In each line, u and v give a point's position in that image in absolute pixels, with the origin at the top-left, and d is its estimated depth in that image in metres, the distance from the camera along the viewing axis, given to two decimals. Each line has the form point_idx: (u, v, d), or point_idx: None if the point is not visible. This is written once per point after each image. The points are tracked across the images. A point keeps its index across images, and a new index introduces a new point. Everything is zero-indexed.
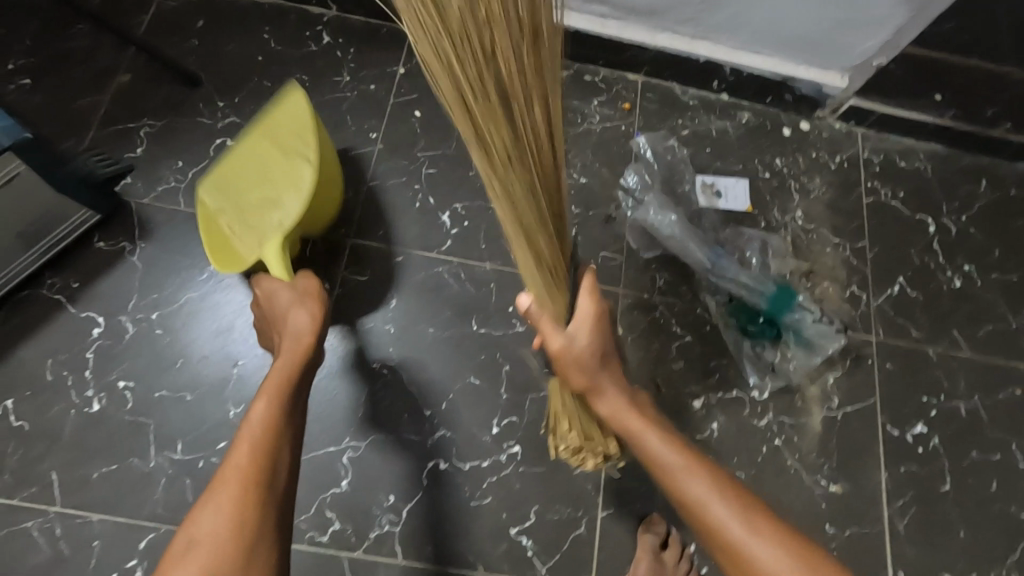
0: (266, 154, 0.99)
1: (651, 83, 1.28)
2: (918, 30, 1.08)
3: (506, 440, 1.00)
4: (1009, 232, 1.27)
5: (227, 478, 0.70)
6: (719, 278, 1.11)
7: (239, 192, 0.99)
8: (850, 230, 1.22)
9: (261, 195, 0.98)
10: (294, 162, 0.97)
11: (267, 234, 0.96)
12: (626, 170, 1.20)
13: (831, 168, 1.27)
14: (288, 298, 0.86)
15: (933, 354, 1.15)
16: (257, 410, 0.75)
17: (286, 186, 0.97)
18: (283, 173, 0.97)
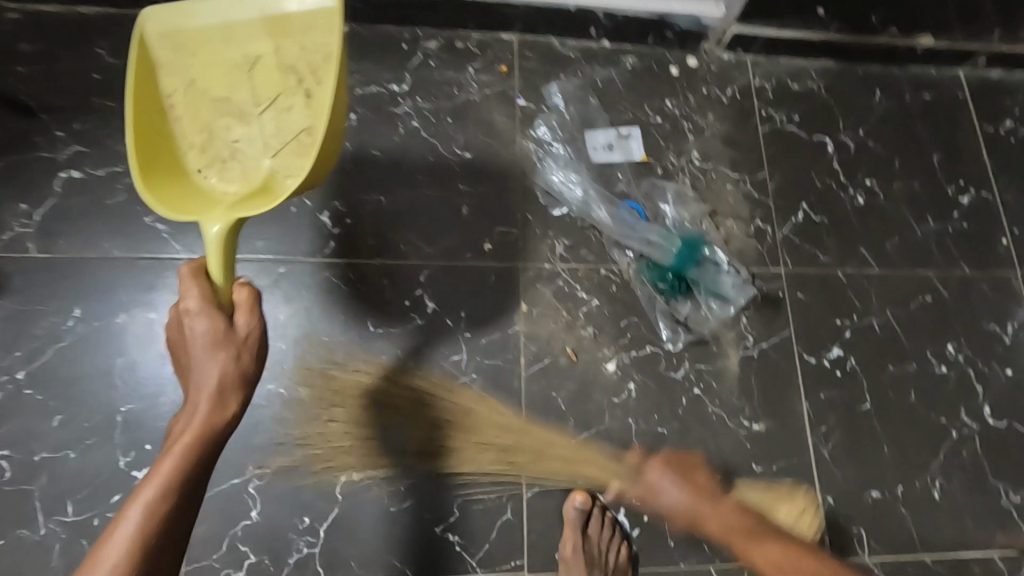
0: (262, 50, 0.79)
1: (527, 40, 1.21)
2: None
3: (420, 439, 0.97)
4: (908, 139, 1.26)
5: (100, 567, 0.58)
6: (623, 241, 1.09)
7: (202, 71, 0.80)
8: (749, 163, 1.20)
9: (235, 97, 0.80)
10: (294, 89, 0.79)
11: (227, 151, 0.80)
12: (535, 121, 1.16)
13: (723, 102, 1.23)
14: (207, 340, 0.68)
15: (843, 276, 1.14)
16: (127, 523, 0.60)
17: (270, 112, 0.80)
18: (272, 92, 0.80)
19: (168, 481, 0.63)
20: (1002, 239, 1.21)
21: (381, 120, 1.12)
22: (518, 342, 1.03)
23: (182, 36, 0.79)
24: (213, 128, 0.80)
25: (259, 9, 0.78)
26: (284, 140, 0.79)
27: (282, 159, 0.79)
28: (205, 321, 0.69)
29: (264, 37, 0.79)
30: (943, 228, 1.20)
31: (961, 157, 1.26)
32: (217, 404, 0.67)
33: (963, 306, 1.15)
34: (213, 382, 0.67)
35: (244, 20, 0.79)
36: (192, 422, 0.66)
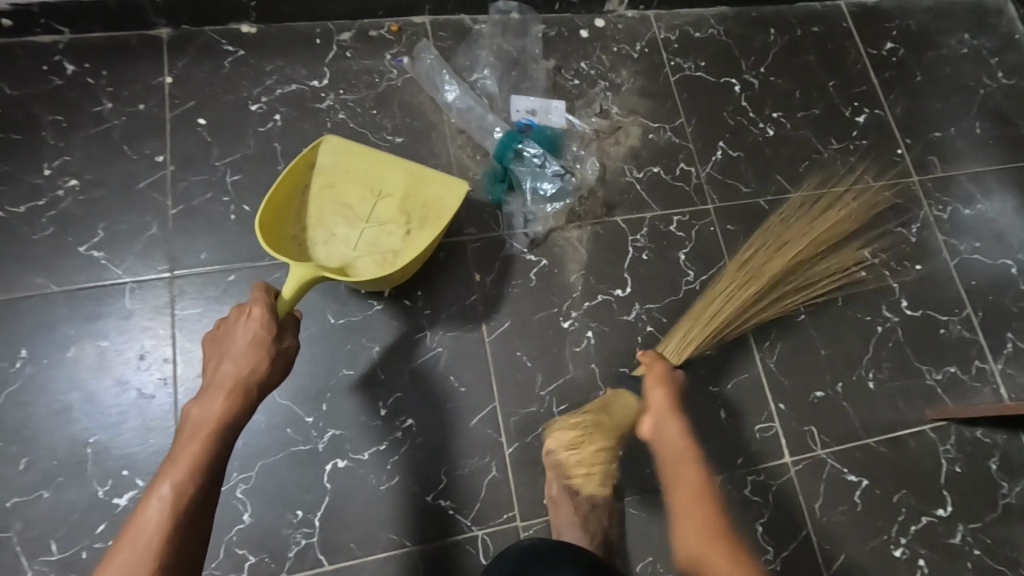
0: (391, 191, 1.01)
1: (439, 21, 1.23)
2: None
3: (398, 416, 1.00)
4: (806, 71, 1.36)
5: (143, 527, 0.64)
6: (538, 179, 1.13)
7: (348, 180, 1.01)
8: (665, 111, 1.27)
9: (353, 208, 1.00)
10: (397, 222, 1.00)
11: (325, 235, 0.99)
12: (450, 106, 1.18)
13: (634, 57, 1.30)
14: (243, 344, 0.80)
15: (765, 203, 1.24)
16: (160, 494, 0.66)
17: (379, 230, 1.00)
18: (384, 217, 1.00)
19: (198, 459, 0.70)
20: (897, 150, 1.34)
21: (306, 118, 1.13)
22: (477, 311, 1.07)
23: (343, 152, 1.00)
24: (328, 219, 1.00)
25: (406, 182, 1.01)
26: (375, 253, 0.99)
27: (365, 258, 0.98)
28: (246, 328, 0.81)
29: (402, 184, 1.01)
30: (845, 147, 1.31)
31: (852, 81, 1.37)
32: (239, 399, 0.76)
33: (872, 215, 1.27)
34: (244, 374, 0.78)
35: (392, 169, 1.01)
36: (214, 410, 0.74)
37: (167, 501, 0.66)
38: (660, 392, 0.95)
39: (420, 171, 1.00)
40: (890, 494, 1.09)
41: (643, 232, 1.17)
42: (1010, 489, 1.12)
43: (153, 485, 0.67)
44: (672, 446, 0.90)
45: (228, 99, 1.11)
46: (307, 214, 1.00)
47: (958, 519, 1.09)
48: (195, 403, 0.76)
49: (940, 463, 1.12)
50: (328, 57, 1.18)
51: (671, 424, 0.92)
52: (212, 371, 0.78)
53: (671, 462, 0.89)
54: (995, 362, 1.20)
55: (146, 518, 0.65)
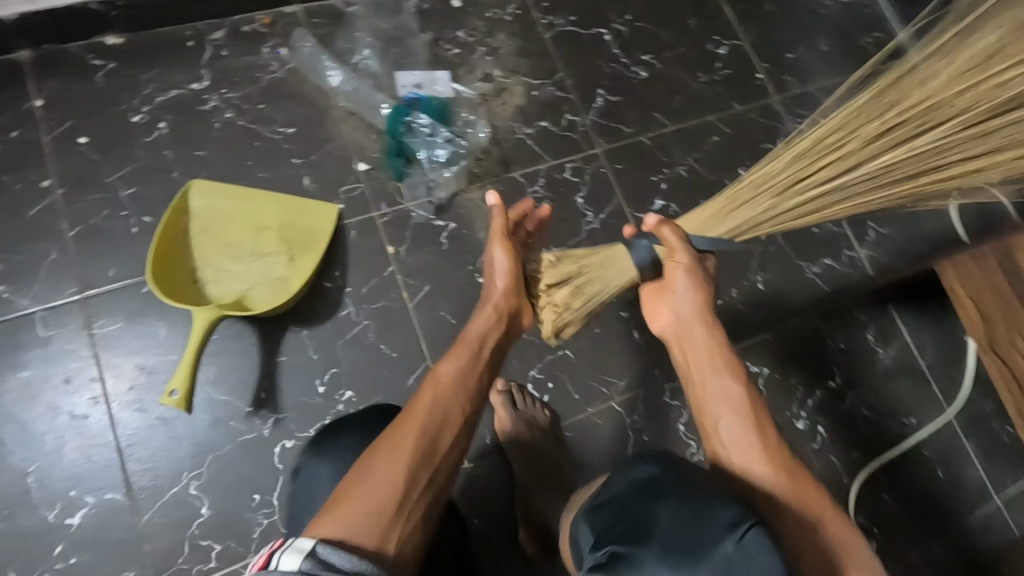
0: (268, 225, 1.09)
1: (311, 7, 1.25)
2: None
3: (337, 390, 1.05)
4: (668, 13, 1.47)
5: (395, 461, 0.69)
6: (433, 148, 1.18)
7: (225, 222, 1.08)
8: (544, 67, 1.34)
9: (234, 245, 1.07)
10: (279, 252, 1.08)
11: (211, 275, 1.05)
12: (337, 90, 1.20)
13: (508, 20, 1.36)
14: (512, 268, 0.88)
15: (647, 140, 1.34)
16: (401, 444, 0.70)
17: (263, 261, 1.07)
18: (266, 249, 1.08)
19: (430, 414, 0.74)
20: (757, 75, 1.47)
21: (193, 121, 1.13)
22: (396, 280, 1.13)
23: (217, 197, 1.09)
24: (211, 259, 1.06)
25: (282, 215, 1.10)
26: (263, 281, 1.06)
27: (257, 288, 1.06)
28: (497, 245, 0.89)
29: (278, 217, 1.10)
30: (711, 79, 1.43)
31: (710, 16, 1.49)
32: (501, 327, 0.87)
33: (743, 136, 1.40)
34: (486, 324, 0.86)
35: (266, 206, 1.10)
36: (445, 373, 0.79)
37: (382, 471, 0.68)
38: (688, 287, 0.78)
39: (294, 205, 1.11)
40: (787, 376, 1.25)
41: (540, 183, 1.25)
42: (886, 353, 1.30)
43: (372, 451, 0.70)
44: (702, 362, 0.80)
45: (106, 117, 1.10)
46: (189, 257, 1.05)
47: (846, 387, 1.26)
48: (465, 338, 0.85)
49: (826, 342, 1.28)
50: (205, 58, 1.17)
51: (704, 327, 0.80)
52: (494, 295, 0.88)
53: (692, 354, 0.80)
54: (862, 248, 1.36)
55: (380, 462, 0.68)
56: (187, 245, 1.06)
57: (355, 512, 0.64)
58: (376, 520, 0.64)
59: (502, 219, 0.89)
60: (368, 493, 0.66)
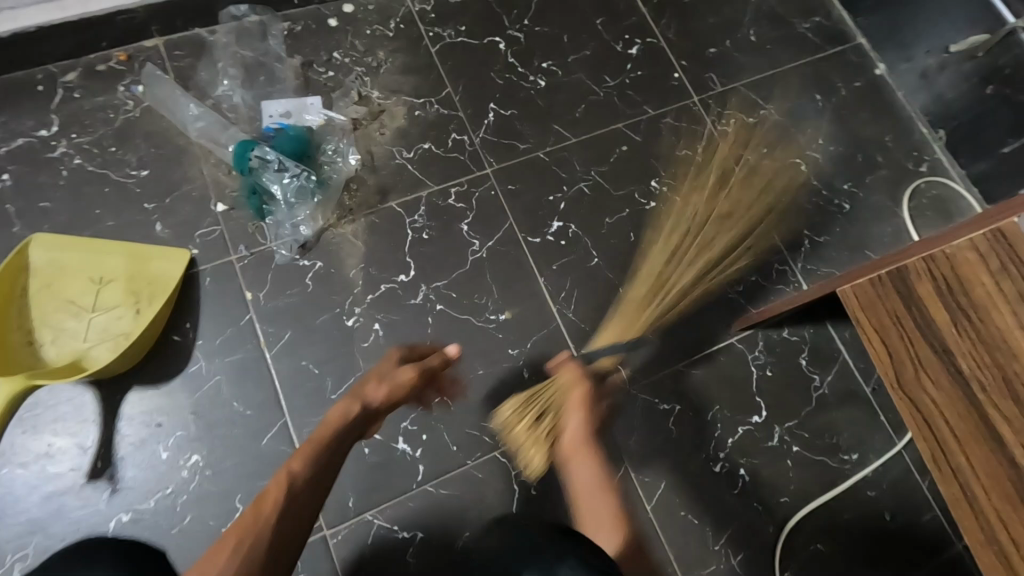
0: (113, 277, 1.03)
1: (171, 40, 1.18)
2: None
3: (181, 455, 0.97)
4: (573, 14, 1.35)
5: (219, 559, 0.69)
6: (289, 184, 1.09)
7: (68, 275, 1.02)
8: (430, 84, 1.24)
9: (77, 300, 1.01)
10: (123, 306, 1.01)
11: (50, 334, 1.00)
12: (193, 125, 1.12)
13: (390, 36, 1.26)
14: (388, 395, 0.89)
15: (544, 155, 1.23)
16: (230, 545, 0.70)
17: (106, 317, 1.01)
18: (110, 303, 1.02)
19: (268, 513, 0.74)
20: (673, 74, 1.33)
21: (39, 171, 1.07)
22: (255, 329, 1.04)
23: (58, 249, 1.02)
24: (52, 317, 1.01)
25: (129, 265, 1.03)
26: (104, 339, 1.00)
27: (98, 345, 0.99)
28: (387, 363, 0.93)
29: (124, 267, 1.03)
30: (620, 83, 1.31)
31: (620, 14, 1.36)
32: (354, 418, 0.87)
33: (655, 144, 1.27)
34: (349, 414, 0.87)
35: (112, 256, 1.03)
36: (298, 471, 0.79)
37: (224, 567, 0.68)
38: (581, 421, 0.92)
39: (141, 253, 1.04)
40: (704, 411, 1.11)
41: (420, 211, 1.15)
42: (823, 379, 1.15)
43: (209, 553, 0.70)
44: (584, 481, 0.86)
45: None
46: (30, 315, 1.00)
47: (774, 422, 1.12)
48: (330, 417, 0.87)
49: (751, 371, 1.14)
50: (55, 102, 1.11)
51: (583, 460, 0.88)
52: (359, 390, 0.90)
53: (574, 449, 0.90)
54: (795, 262, 1.23)
55: (207, 564, 0.68)
56: (26, 303, 1.01)
57: None
58: None
59: (399, 354, 0.95)
60: None
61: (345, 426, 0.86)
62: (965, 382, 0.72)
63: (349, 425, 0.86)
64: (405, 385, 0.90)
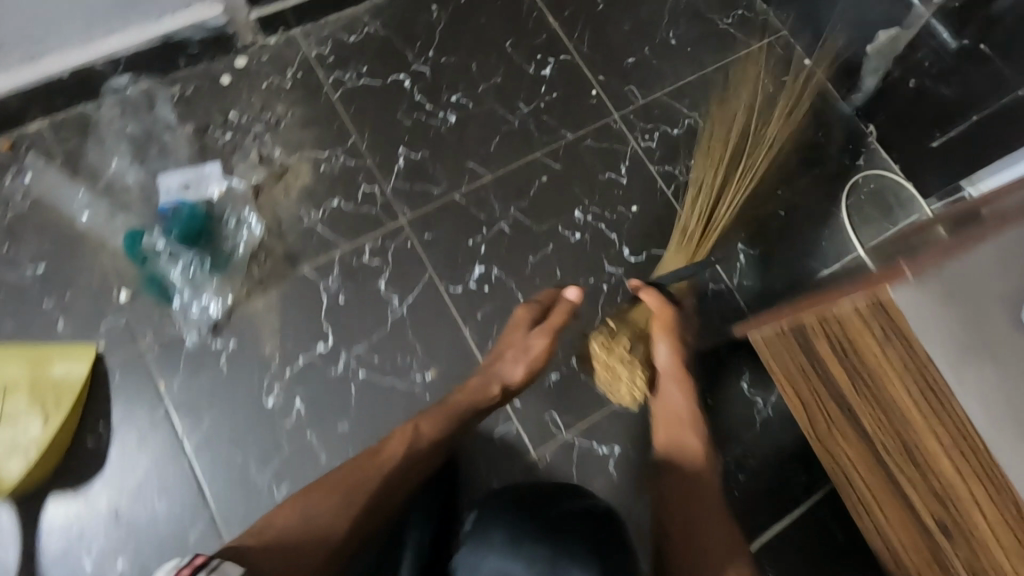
0: (17, 384, 0.99)
1: (55, 121, 1.12)
2: None
3: (106, 561, 0.95)
4: (480, 38, 1.28)
5: (330, 484, 0.85)
6: (192, 263, 1.06)
7: None
8: (334, 134, 1.19)
9: None
10: (29, 413, 0.97)
11: None
12: (79, 211, 1.07)
13: (287, 86, 1.20)
14: (542, 351, 1.01)
15: (461, 196, 1.18)
16: (330, 508, 0.82)
17: (9, 427, 0.96)
18: (14, 412, 0.97)
19: (403, 461, 0.89)
20: (591, 91, 1.27)
21: None
22: (171, 420, 1.02)
23: None
24: None
25: (33, 370, 1.00)
26: (9, 451, 0.94)
27: (4, 459, 0.94)
28: (513, 328, 1.05)
29: (27, 373, 0.99)
30: (536, 107, 1.25)
31: (530, 32, 1.30)
32: (492, 395, 0.99)
33: (577, 170, 1.22)
34: (485, 397, 0.99)
35: (14, 363, 1.00)
36: (426, 433, 0.94)
37: (333, 524, 0.81)
38: (667, 350, 1.02)
39: (48, 356, 1.01)
40: (646, 451, 1.09)
41: (334, 274, 1.11)
42: (766, 401, 1.13)
43: (314, 489, 0.84)
44: (671, 409, 1.00)
45: None
46: None
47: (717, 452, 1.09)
48: (448, 403, 0.99)
49: None
50: None
51: (676, 386, 1.01)
52: (494, 369, 1.01)
53: (670, 421, 1.00)
54: (731, 276, 1.19)
55: (322, 486, 0.85)
56: None
57: (283, 518, 0.80)
58: (302, 552, 0.78)
59: (524, 329, 1.04)
60: (312, 511, 0.82)
61: (478, 407, 0.98)
62: (880, 466, 0.69)
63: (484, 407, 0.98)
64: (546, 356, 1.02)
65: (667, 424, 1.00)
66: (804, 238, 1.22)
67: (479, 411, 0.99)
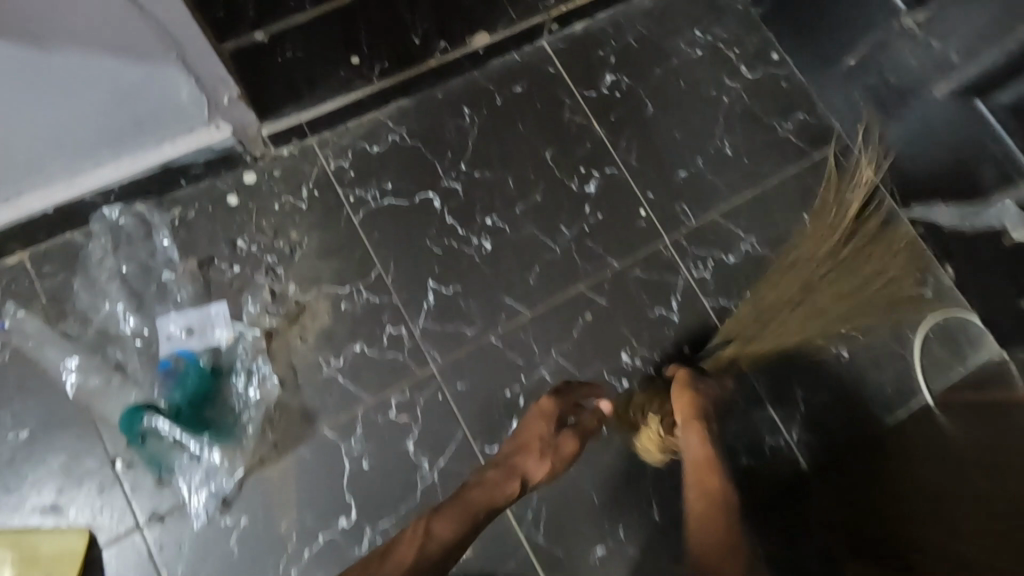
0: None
1: (37, 252, 0.98)
2: (197, 57, 0.81)
3: None
4: (517, 149, 1.15)
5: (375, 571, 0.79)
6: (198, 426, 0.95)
7: None
8: (355, 266, 1.06)
9: None
10: None
11: None
12: (66, 363, 0.94)
13: (303, 208, 1.07)
14: (555, 461, 0.94)
15: (497, 339, 1.06)
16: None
17: None
18: None
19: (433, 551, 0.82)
20: (640, 211, 1.15)
21: None
22: None
23: None
24: None
25: (16, 559, 0.88)
26: None
27: None
28: (532, 425, 0.97)
29: (10, 563, 0.87)
30: (579, 231, 1.12)
31: (573, 141, 1.16)
32: (513, 485, 0.92)
33: (624, 305, 1.11)
34: (502, 491, 0.90)
35: None
36: (445, 533, 0.84)
37: None
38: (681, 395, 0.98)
39: (31, 541, 0.88)
40: None
41: (357, 435, 0.99)
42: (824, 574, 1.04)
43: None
44: (693, 465, 0.94)
45: None
46: None
47: None
48: (466, 497, 0.90)
49: None
50: None
51: (693, 434, 0.95)
52: (515, 462, 0.94)
53: (702, 471, 0.93)
54: (791, 432, 1.10)
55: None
56: None
57: None
58: None
59: (548, 424, 0.96)
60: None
61: (504, 496, 0.90)
62: None
63: (507, 496, 0.90)
64: (557, 462, 0.95)
65: (695, 478, 0.93)
66: (873, 370, 1.13)
67: (498, 506, 0.90)
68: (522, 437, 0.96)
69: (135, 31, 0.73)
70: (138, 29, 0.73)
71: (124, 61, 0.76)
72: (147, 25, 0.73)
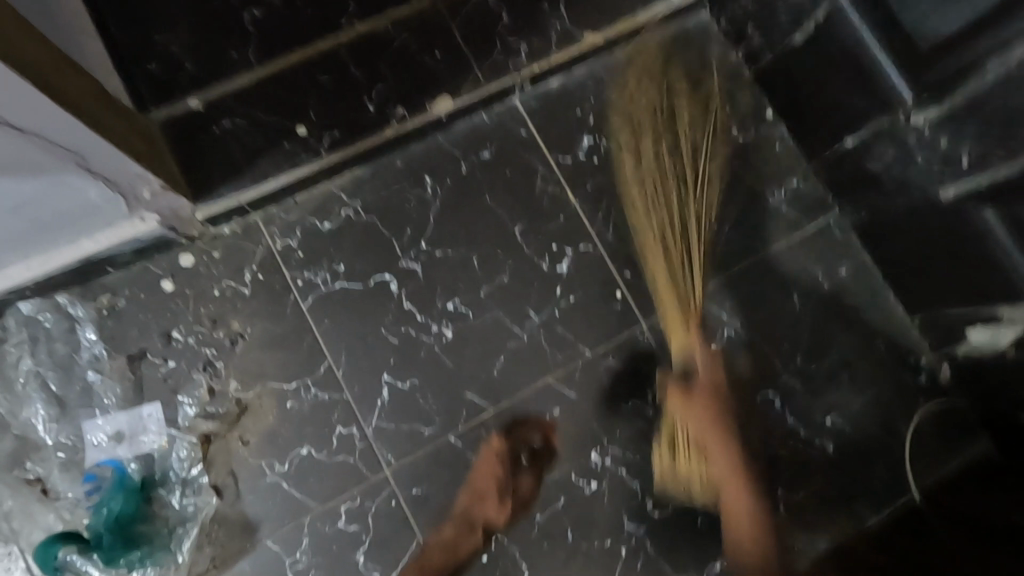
0: None
1: None
2: (108, 162, 0.75)
3: None
4: (483, 223, 1.05)
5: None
6: (125, 550, 0.87)
7: None
8: (302, 358, 0.97)
9: None
10: None
11: None
12: None
13: (245, 292, 0.98)
14: (506, 512, 0.97)
15: (457, 438, 0.99)
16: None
17: None
18: None
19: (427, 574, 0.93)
20: (615, 292, 1.06)
21: None
22: None
23: None
24: None
25: None
26: None
27: None
28: (486, 471, 0.98)
29: None
30: (548, 316, 1.04)
31: (546, 212, 1.06)
32: (467, 525, 0.96)
33: (596, 397, 1.03)
34: (462, 546, 0.95)
35: None
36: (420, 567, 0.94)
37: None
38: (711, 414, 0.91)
39: None
40: None
41: (303, 547, 0.92)
42: None
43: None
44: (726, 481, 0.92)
45: None
46: None
47: None
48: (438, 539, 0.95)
49: None
50: None
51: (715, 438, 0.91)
52: (472, 512, 0.96)
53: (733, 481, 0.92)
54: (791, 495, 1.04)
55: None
56: None
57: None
58: None
59: (502, 467, 0.98)
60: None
61: (468, 543, 0.95)
62: None
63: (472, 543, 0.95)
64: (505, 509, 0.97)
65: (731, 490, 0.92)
66: (862, 467, 1.05)
67: (461, 557, 0.95)
68: (483, 483, 0.97)
69: (20, 151, 0.66)
70: (24, 150, 0.66)
71: (14, 178, 0.69)
72: (33, 143, 0.66)
